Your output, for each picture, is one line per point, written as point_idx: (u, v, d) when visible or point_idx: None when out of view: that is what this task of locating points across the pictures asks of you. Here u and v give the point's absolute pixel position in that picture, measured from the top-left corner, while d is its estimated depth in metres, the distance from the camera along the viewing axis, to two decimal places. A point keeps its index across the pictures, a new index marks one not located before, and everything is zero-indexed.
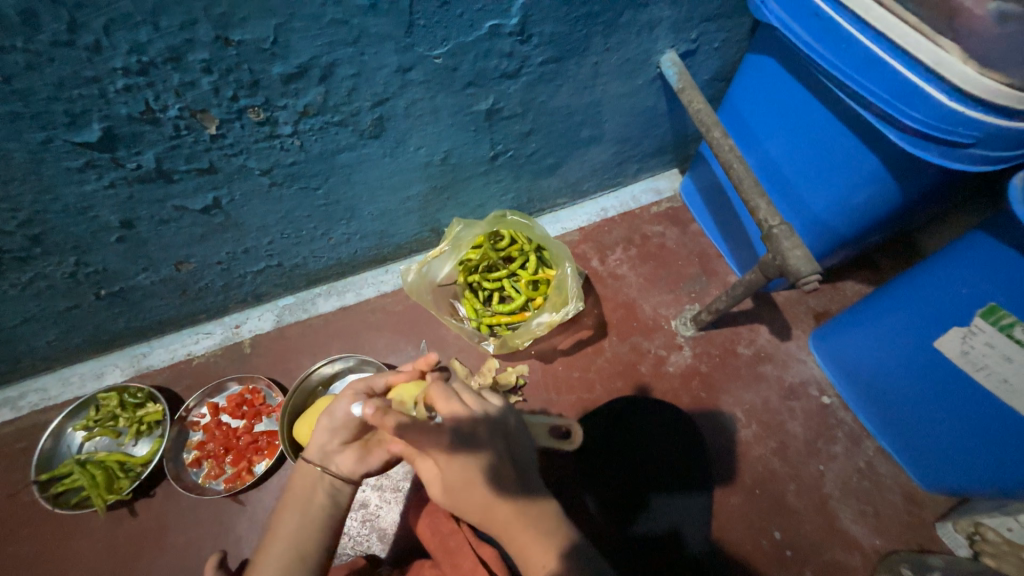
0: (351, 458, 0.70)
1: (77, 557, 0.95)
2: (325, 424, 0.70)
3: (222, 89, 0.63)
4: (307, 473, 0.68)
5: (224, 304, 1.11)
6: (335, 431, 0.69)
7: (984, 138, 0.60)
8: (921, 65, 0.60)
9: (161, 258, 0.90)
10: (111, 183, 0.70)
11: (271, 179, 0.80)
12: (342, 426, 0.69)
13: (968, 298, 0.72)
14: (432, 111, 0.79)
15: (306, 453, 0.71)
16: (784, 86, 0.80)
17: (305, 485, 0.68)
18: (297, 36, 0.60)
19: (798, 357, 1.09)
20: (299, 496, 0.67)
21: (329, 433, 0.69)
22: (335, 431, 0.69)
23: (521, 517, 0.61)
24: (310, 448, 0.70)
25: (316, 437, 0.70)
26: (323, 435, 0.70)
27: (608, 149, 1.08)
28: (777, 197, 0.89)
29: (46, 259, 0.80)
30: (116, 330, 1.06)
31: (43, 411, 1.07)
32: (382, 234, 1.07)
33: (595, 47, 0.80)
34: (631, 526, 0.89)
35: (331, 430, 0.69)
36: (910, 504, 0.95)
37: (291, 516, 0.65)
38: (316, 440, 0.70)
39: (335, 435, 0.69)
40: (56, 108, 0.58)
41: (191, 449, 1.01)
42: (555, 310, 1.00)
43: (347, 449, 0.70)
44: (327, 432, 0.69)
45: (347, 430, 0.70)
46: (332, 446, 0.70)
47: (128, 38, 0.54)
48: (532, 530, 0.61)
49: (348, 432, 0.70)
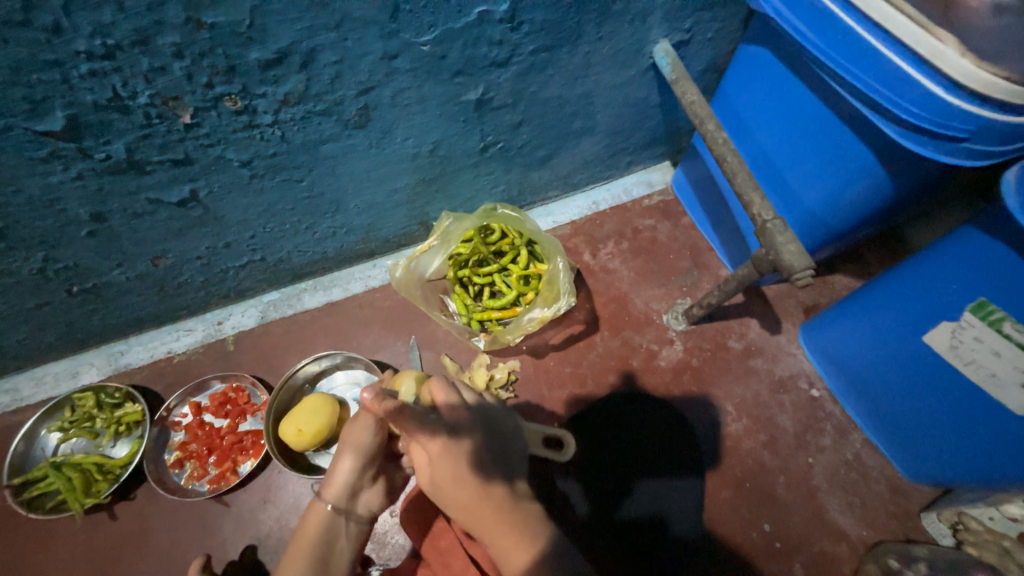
0: (376, 492, 0.73)
1: (54, 563, 0.92)
2: (350, 465, 0.69)
3: (195, 75, 0.59)
4: (325, 518, 0.67)
5: (205, 300, 1.07)
6: (362, 469, 0.70)
7: (977, 132, 0.59)
8: (916, 55, 0.59)
9: (136, 253, 0.86)
10: (78, 174, 0.67)
11: (250, 171, 0.76)
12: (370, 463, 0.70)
13: (957, 294, 0.72)
14: (420, 100, 0.77)
15: (324, 496, 0.68)
16: (780, 77, 0.78)
17: (326, 531, 0.66)
18: (274, 19, 0.57)
19: (788, 350, 1.09)
20: (314, 543, 0.65)
21: (357, 474, 0.69)
22: (362, 471, 0.69)
23: (505, 525, 0.60)
24: (329, 489, 0.68)
25: (337, 477, 0.68)
26: (351, 474, 0.69)
27: (601, 141, 1.06)
28: (773, 190, 0.88)
29: (11, 255, 0.76)
30: (91, 328, 1.02)
31: (15, 412, 1.03)
32: (369, 228, 1.04)
33: (587, 36, 0.78)
34: (618, 511, 0.94)
35: (360, 468, 0.69)
36: (896, 495, 0.96)
37: (302, 564, 0.64)
38: (338, 480, 0.68)
39: (364, 472, 0.70)
40: (14, 94, 0.54)
41: (172, 450, 0.97)
42: (547, 306, 0.97)
43: (371, 484, 0.72)
44: (356, 470, 0.69)
45: (373, 466, 0.71)
46: (358, 484, 0.70)
47: (91, 20, 0.51)
48: (513, 535, 0.60)
49: (375, 465, 0.71)
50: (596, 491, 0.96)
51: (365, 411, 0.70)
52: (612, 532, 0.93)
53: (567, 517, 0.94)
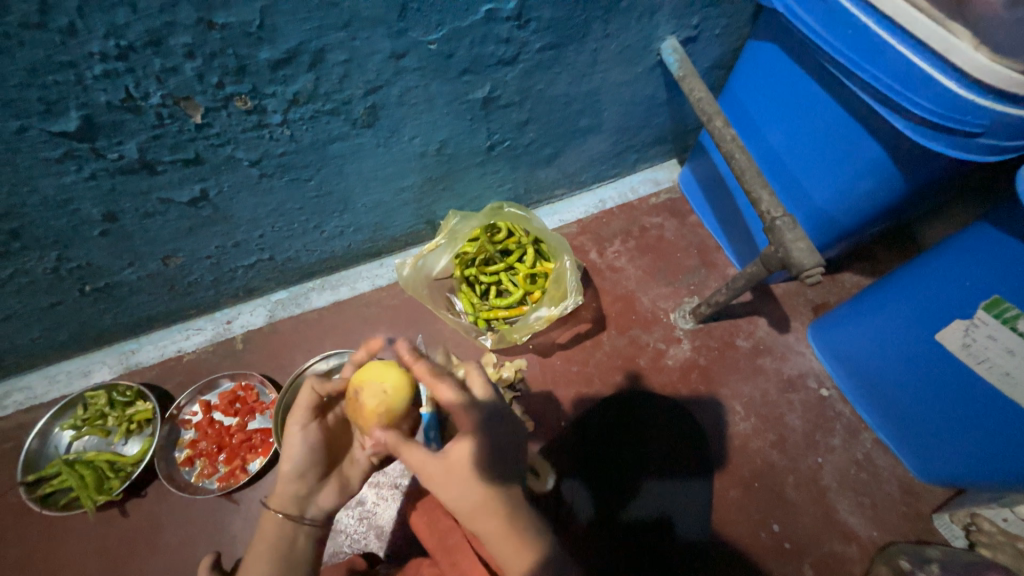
0: (330, 492, 0.69)
1: (66, 558, 0.93)
2: (286, 474, 0.68)
3: (206, 75, 0.60)
4: (275, 527, 0.65)
5: (215, 299, 1.08)
6: (302, 477, 0.68)
7: (991, 127, 0.58)
8: (929, 50, 0.58)
9: (147, 253, 0.87)
10: (91, 174, 0.68)
11: (260, 171, 0.77)
12: (307, 466, 0.68)
13: (970, 291, 0.71)
14: (427, 99, 0.77)
15: (271, 506, 0.66)
16: (788, 74, 0.78)
17: (276, 537, 0.65)
18: (284, 19, 0.58)
19: (797, 349, 1.08)
20: (269, 549, 0.64)
21: (296, 479, 0.67)
22: (301, 475, 0.68)
23: (511, 531, 0.57)
24: (273, 500, 0.67)
25: (282, 488, 0.67)
26: (291, 482, 0.67)
27: (607, 139, 1.06)
28: (780, 189, 0.88)
29: (26, 255, 0.77)
30: (103, 326, 1.03)
31: (28, 410, 1.05)
32: (376, 227, 1.05)
33: (594, 33, 0.78)
34: (624, 510, 0.94)
35: (298, 475, 0.68)
36: (907, 496, 0.95)
37: (257, 565, 0.62)
38: (279, 489, 0.67)
39: (303, 478, 0.68)
40: (30, 95, 0.55)
41: (182, 448, 0.98)
42: (553, 304, 0.98)
43: (322, 485, 0.69)
44: (294, 478, 0.67)
45: (312, 469, 0.69)
46: (304, 487, 0.68)
47: (105, 20, 0.51)
48: (518, 539, 0.57)
49: (314, 467, 0.69)
50: (601, 490, 0.96)
51: (295, 418, 0.69)
52: (620, 530, 0.92)
53: (574, 515, 0.93)
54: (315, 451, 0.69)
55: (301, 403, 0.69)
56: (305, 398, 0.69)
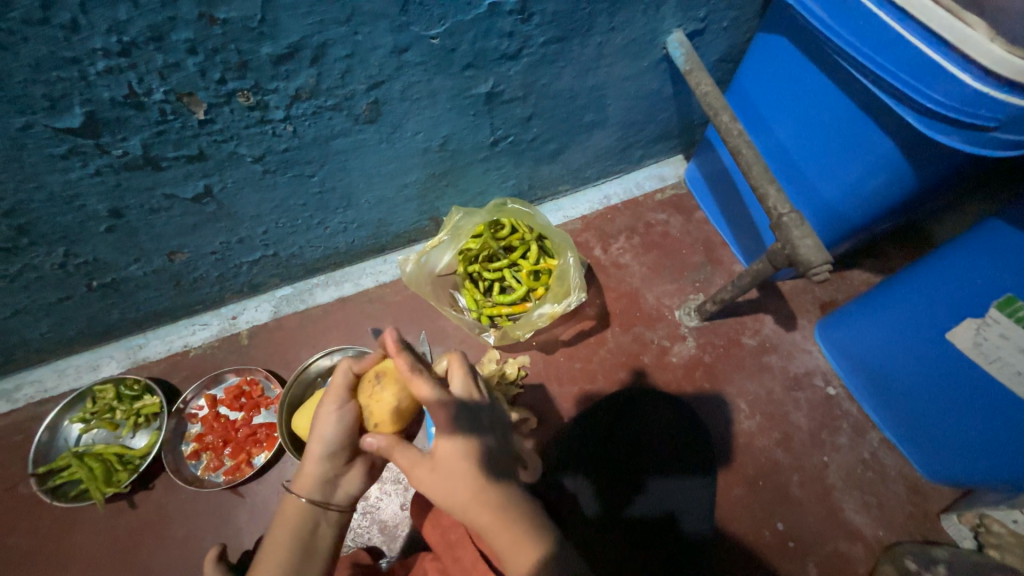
0: (353, 478, 0.69)
1: (76, 549, 0.95)
2: (315, 455, 0.66)
3: (208, 71, 0.60)
4: (299, 510, 0.65)
5: (219, 295, 1.09)
6: (331, 461, 0.67)
7: (1007, 121, 0.57)
8: (943, 43, 0.57)
9: (152, 249, 0.87)
10: (96, 170, 0.68)
11: (263, 166, 0.77)
12: (338, 450, 0.67)
13: (982, 289, 0.70)
14: (430, 94, 0.77)
15: (296, 489, 0.65)
16: (796, 68, 0.77)
17: (300, 520, 0.64)
18: (285, 14, 0.57)
19: (803, 347, 1.07)
20: (292, 533, 0.63)
21: (324, 462, 0.66)
22: (331, 459, 0.67)
23: (506, 521, 0.57)
24: (298, 482, 0.66)
25: (307, 468, 0.66)
26: (319, 465, 0.66)
27: (612, 134, 1.05)
28: (789, 185, 0.86)
29: (34, 250, 0.78)
30: (111, 321, 1.04)
31: (39, 403, 1.06)
32: (380, 224, 1.05)
33: (599, 27, 0.77)
34: (628, 508, 0.91)
35: (327, 457, 0.67)
36: (915, 496, 0.94)
37: (280, 550, 0.62)
38: (306, 470, 0.66)
39: (332, 461, 0.67)
40: (35, 91, 0.55)
41: (189, 442, 0.99)
42: (557, 301, 0.97)
43: (347, 469, 0.69)
44: (322, 461, 0.66)
45: (342, 453, 0.68)
46: (330, 473, 0.67)
47: (107, 17, 0.51)
48: (516, 529, 0.56)
49: (345, 452, 0.68)
50: (605, 487, 0.92)
51: (331, 398, 0.67)
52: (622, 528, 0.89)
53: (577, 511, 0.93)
54: (347, 436, 0.68)
55: (340, 382, 0.68)
56: (339, 380, 0.68)
